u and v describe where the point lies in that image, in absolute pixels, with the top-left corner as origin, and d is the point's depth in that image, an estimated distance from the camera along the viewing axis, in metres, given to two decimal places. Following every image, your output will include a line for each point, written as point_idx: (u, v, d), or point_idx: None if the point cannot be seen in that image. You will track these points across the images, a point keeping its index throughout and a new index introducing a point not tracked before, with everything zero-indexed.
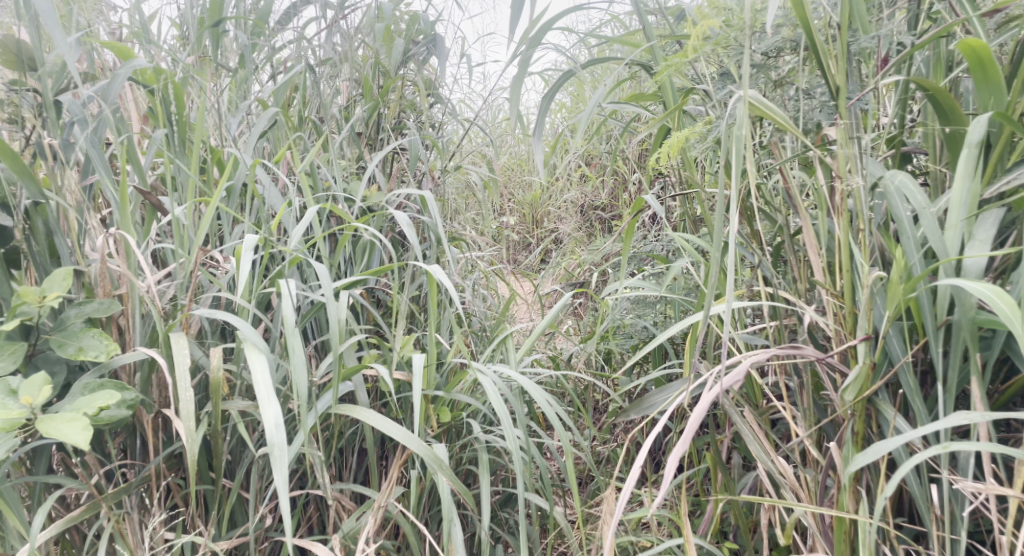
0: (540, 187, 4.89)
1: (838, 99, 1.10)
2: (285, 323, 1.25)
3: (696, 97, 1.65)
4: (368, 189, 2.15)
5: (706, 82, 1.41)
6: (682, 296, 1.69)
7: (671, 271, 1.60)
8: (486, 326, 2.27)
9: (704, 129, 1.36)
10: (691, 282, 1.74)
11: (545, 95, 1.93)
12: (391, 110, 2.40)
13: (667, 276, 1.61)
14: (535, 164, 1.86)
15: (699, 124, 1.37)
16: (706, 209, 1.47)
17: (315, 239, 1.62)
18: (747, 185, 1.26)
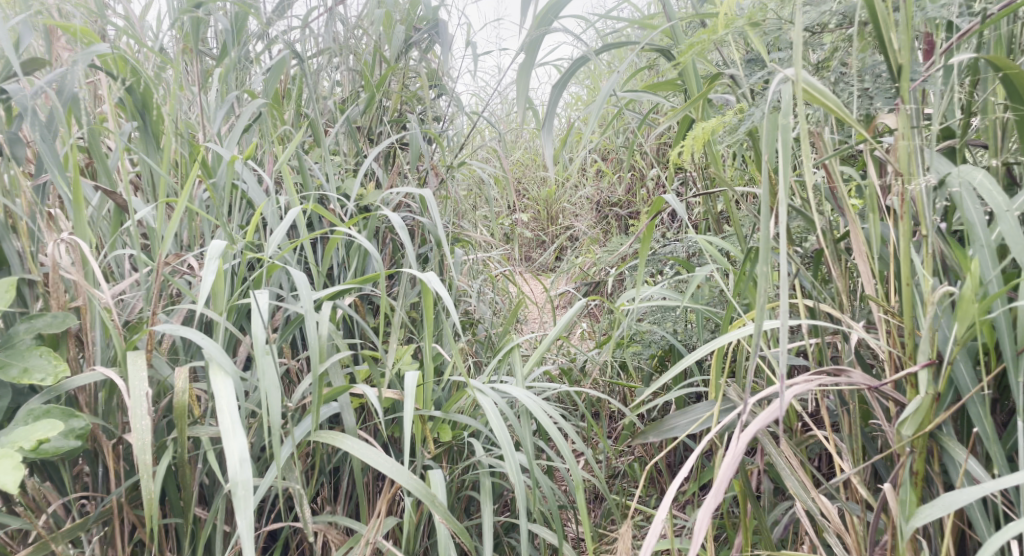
0: (554, 183, 4.74)
1: (896, 81, 0.94)
2: (257, 341, 1.11)
3: (722, 84, 1.49)
4: (366, 186, 2.01)
5: (735, 66, 1.25)
6: (705, 304, 1.53)
7: (695, 278, 1.43)
8: (492, 333, 2.12)
9: (734, 119, 1.20)
10: (715, 289, 1.57)
11: (556, 84, 1.76)
12: (392, 102, 2.25)
13: (690, 285, 1.44)
14: (545, 160, 1.71)
15: (728, 113, 1.20)
16: (735, 209, 1.31)
17: (299, 243, 1.46)
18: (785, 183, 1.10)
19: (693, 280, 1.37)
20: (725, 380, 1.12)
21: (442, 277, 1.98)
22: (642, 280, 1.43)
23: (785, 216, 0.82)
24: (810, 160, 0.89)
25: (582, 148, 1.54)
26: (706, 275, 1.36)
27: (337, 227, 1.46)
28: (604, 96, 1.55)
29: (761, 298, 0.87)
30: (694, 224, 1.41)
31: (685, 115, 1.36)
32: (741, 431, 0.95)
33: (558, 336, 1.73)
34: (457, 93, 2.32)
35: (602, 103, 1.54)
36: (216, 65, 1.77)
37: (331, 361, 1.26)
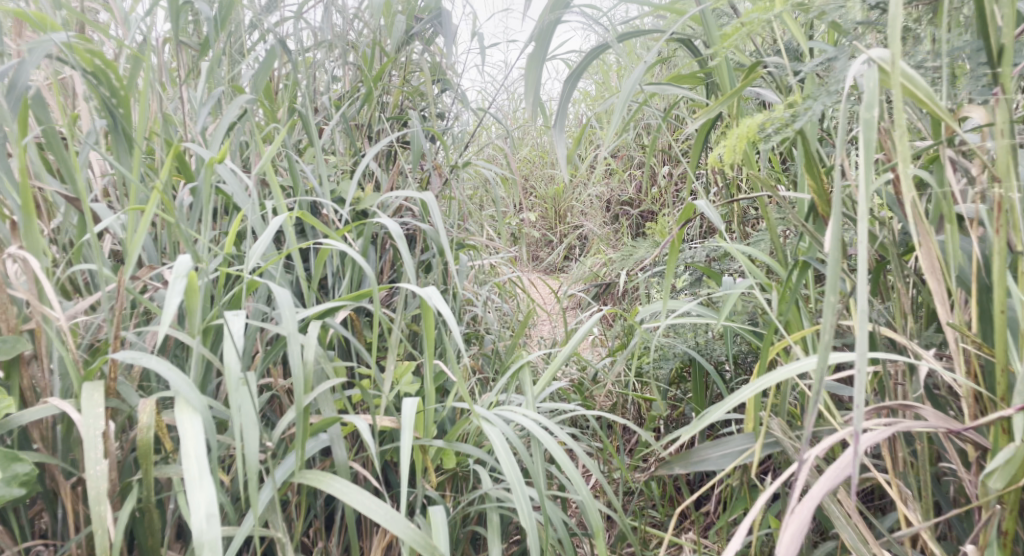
0: (563, 181, 4.60)
1: (996, 66, 0.83)
2: (230, 371, 0.98)
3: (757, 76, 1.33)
4: (363, 189, 1.86)
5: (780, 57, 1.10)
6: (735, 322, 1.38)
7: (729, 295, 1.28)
8: (500, 345, 1.98)
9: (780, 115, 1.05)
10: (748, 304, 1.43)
11: (570, 76, 1.61)
12: (392, 97, 2.10)
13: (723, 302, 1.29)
14: (558, 160, 1.55)
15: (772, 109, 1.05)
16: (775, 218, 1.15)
17: (285, 253, 1.31)
18: (841, 189, 0.95)
19: (728, 295, 1.22)
20: (773, 427, 0.98)
21: (446, 286, 1.84)
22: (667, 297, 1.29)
23: (864, 234, 0.67)
24: (905, 162, 0.75)
25: (605, 150, 1.34)
26: (742, 289, 1.21)
27: (329, 237, 1.32)
28: (632, 87, 1.36)
29: (828, 330, 0.72)
30: (727, 233, 1.26)
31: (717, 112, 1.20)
32: (804, 502, 0.80)
33: (572, 353, 1.58)
34: (463, 89, 2.17)
35: (629, 95, 1.36)
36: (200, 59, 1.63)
37: (319, 391, 1.11)
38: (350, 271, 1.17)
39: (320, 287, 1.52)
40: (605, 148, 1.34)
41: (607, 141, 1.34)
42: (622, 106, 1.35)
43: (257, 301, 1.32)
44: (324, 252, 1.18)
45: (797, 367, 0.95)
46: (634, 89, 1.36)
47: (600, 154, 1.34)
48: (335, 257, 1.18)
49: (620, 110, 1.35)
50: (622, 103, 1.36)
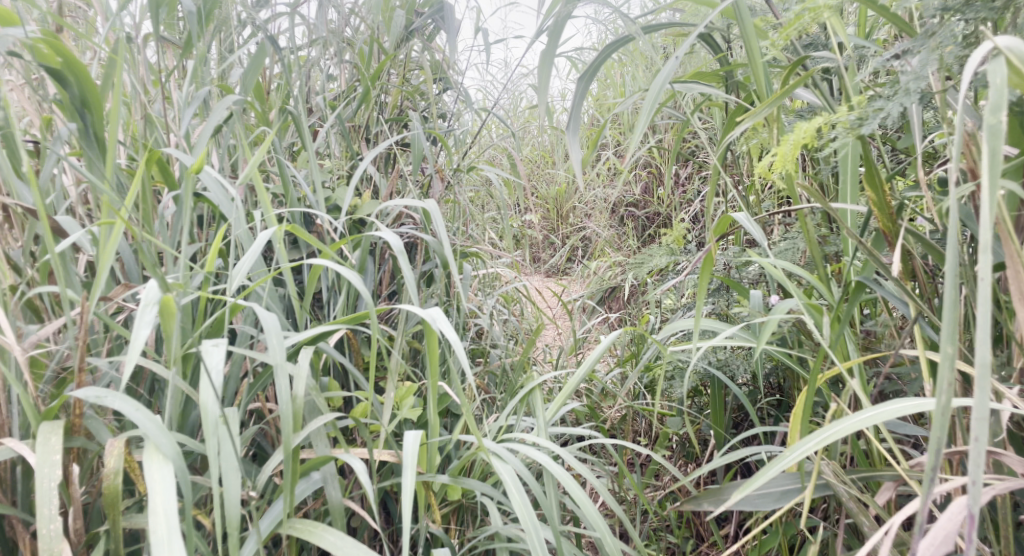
0: (565, 182, 4.47)
1: None
2: (207, 412, 0.85)
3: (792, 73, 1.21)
4: (361, 194, 1.74)
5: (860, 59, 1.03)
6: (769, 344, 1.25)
7: (769, 320, 1.14)
8: (506, 360, 1.86)
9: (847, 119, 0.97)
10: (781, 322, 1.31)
11: (585, 74, 1.48)
12: (391, 97, 1.98)
13: (763, 327, 1.15)
14: (572, 165, 1.43)
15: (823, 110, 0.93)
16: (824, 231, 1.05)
17: (273, 270, 1.19)
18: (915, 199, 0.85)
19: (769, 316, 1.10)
20: (836, 488, 0.85)
21: (449, 298, 1.72)
22: (694, 322, 1.17)
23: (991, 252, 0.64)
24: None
25: (631, 158, 1.21)
26: (784, 309, 1.09)
27: (323, 253, 1.20)
28: (661, 86, 1.24)
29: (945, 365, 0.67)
30: (767, 248, 1.16)
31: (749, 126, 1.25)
32: None
33: (588, 375, 1.46)
34: (466, 88, 2.05)
35: (658, 95, 1.23)
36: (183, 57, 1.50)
37: (310, 427, 0.99)
38: (344, 291, 1.05)
39: (313, 303, 1.40)
40: (631, 154, 1.21)
41: (634, 145, 1.21)
42: (653, 106, 1.23)
43: (244, 323, 1.20)
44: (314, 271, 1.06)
45: (867, 418, 0.87)
46: (666, 86, 1.23)
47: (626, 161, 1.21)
48: (326, 277, 1.07)
49: (649, 109, 1.23)
50: (653, 101, 1.23)
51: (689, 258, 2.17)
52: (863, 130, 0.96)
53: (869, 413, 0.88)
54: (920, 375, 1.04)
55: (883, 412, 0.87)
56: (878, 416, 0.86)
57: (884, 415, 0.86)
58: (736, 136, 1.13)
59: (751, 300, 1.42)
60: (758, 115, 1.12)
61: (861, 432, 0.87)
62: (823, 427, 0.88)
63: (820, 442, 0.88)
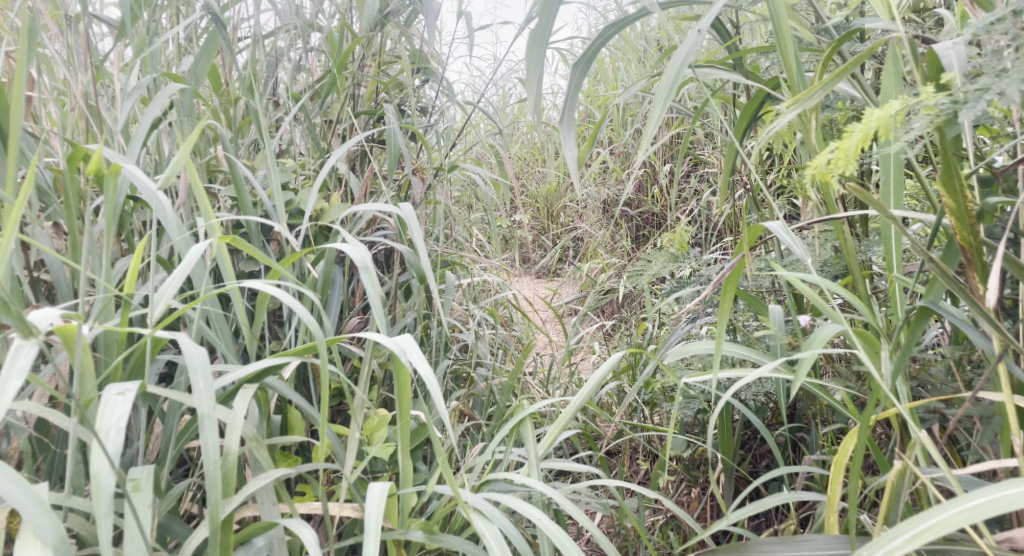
0: (556, 180, 4.29)
1: None
2: (100, 485, 0.69)
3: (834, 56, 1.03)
4: (330, 197, 1.56)
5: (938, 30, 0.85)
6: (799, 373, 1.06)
7: (818, 336, 0.93)
8: (495, 380, 1.68)
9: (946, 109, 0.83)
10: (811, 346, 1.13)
11: (582, 59, 1.30)
12: (366, 89, 1.79)
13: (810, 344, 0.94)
14: (568, 165, 1.25)
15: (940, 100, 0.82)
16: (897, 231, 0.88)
17: (215, 291, 0.99)
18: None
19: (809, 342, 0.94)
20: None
21: (430, 314, 1.54)
22: (716, 352, 1.00)
23: None
24: None
25: (641, 158, 1.02)
26: (827, 336, 0.92)
27: (273, 265, 1.02)
28: (678, 69, 1.05)
29: None
30: (806, 262, 1.00)
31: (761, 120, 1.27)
32: None
33: (587, 402, 1.28)
34: (448, 80, 1.86)
35: (675, 80, 1.05)
36: (125, 43, 1.32)
37: (246, 491, 0.81)
38: (289, 316, 0.87)
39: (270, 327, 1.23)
40: (642, 152, 1.02)
41: (648, 141, 1.02)
42: (673, 91, 1.04)
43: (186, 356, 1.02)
44: (250, 292, 0.88)
45: (977, 508, 0.71)
46: (686, 66, 1.04)
47: (633, 163, 1.02)
48: (266, 299, 0.88)
49: (667, 95, 1.04)
50: (672, 86, 1.04)
51: (692, 265, 1.99)
52: (958, 122, 0.82)
53: (977, 502, 0.72)
54: (992, 420, 0.87)
55: (998, 500, 0.72)
56: (994, 506, 0.71)
57: (1002, 503, 0.71)
58: (775, 128, 0.95)
59: (769, 315, 1.25)
60: (806, 101, 0.96)
61: (968, 525, 0.71)
62: (919, 521, 0.72)
63: (915, 537, 0.72)
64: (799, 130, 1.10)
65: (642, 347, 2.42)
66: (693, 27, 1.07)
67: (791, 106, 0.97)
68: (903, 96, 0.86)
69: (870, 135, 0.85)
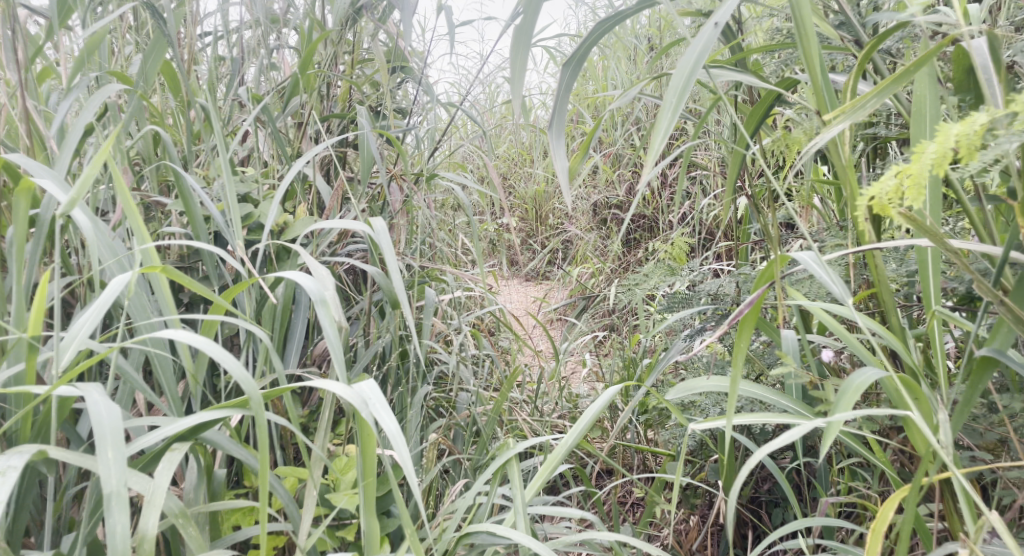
0: (544, 181, 4.14)
1: None
2: None
3: (871, 57, 0.90)
4: (297, 211, 1.42)
5: None
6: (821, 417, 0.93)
7: (855, 384, 0.83)
8: (477, 407, 1.54)
9: None
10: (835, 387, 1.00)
11: (575, 56, 1.16)
12: (339, 91, 1.65)
13: (846, 392, 0.83)
14: (560, 176, 1.11)
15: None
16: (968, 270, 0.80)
17: (143, 333, 0.86)
18: None
19: (840, 391, 0.83)
20: None
21: (405, 339, 1.41)
22: (733, 401, 0.88)
23: None
24: None
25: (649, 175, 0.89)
26: (864, 384, 0.82)
27: (214, 295, 0.89)
28: (692, 68, 0.92)
29: None
30: (845, 302, 0.89)
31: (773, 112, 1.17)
32: None
33: (580, 442, 1.15)
34: (428, 81, 1.73)
35: (687, 81, 0.91)
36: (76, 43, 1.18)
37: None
38: (220, 366, 0.74)
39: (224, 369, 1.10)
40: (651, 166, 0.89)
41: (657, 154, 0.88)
42: (682, 93, 0.91)
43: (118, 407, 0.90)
44: (171, 334, 0.75)
45: None
46: (698, 65, 0.91)
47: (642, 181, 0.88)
48: (193, 343, 0.76)
49: (676, 98, 0.91)
50: (682, 88, 0.91)
51: (689, 279, 1.86)
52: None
53: None
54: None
55: None
56: None
57: None
58: (820, 143, 0.83)
59: (783, 344, 1.13)
60: (856, 111, 0.83)
61: None
62: None
63: None
64: (824, 141, 0.97)
65: (633, 361, 2.29)
66: (705, 21, 0.94)
67: (835, 118, 0.85)
68: (991, 107, 0.74)
69: (944, 156, 0.75)
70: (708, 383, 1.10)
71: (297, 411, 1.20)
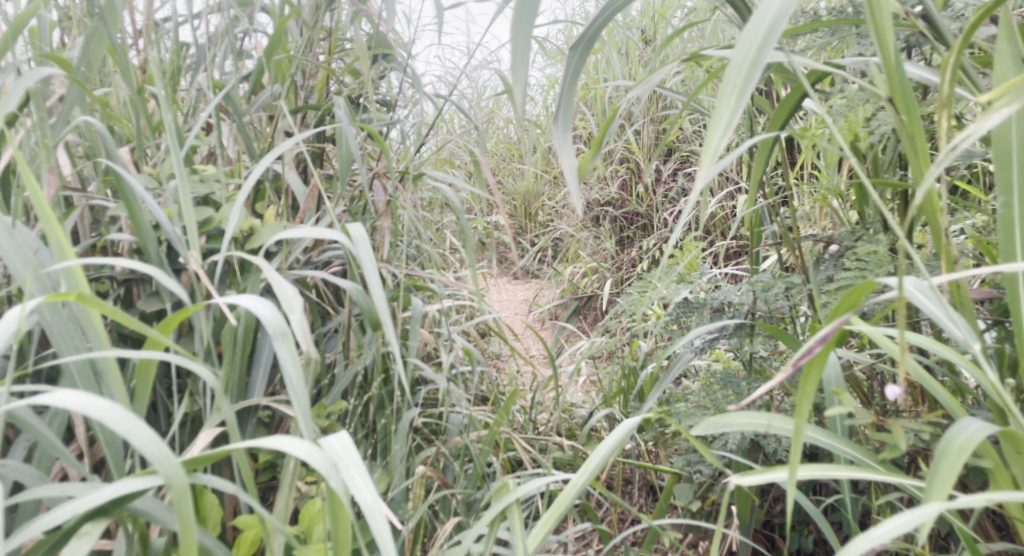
0: (534, 176, 3.98)
1: None
2: None
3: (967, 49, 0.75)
4: (266, 215, 1.26)
5: None
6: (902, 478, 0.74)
7: (953, 447, 0.73)
8: (468, 433, 1.39)
9: None
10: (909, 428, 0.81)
11: (588, 36, 1.00)
12: (316, 83, 1.49)
13: (944, 459, 0.73)
14: (569, 178, 0.96)
15: None
16: None
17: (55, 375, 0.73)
18: None
19: (939, 452, 0.73)
20: None
21: (387, 359, 1.25)
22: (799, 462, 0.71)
23: None
24: None
25: (714, 168, 0.72)
26: (974, 438, 0.73)
27: (148, 328, 0.76)
28: (758, 51, 0.75)
29: None
30: (970, 344, 0.79)
31: (781, 132, 1.11)
32: None
33: (592, 483, 0.99)
34: (414, 70, 1.56)
35: (750, 68, 0.75)
36: (5, 20, 1.03)
37: None
38: (132, 443, 0.65)
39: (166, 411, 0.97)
40: (715, 157, 0.72)
41: (722, 143, 0.72)
42: (745, 71, 0.75)
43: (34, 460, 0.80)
44: (68, 407, 0.64)
45: None
46: (764, 40, 0.76)
47: (710, 174, 0.71)
48: (97, 414, 0.65)
49: (738, 78, 0.75)
50: (745, 65, 0.75)
51: (698, 286, 1.71)
52: None
53: None
54: None
55: None
56: None
57: None
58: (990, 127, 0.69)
59: (822, 369, 0.98)
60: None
61: None
62: None
63: None
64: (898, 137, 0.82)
65: (634, 371, 2.14)
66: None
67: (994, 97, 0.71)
68: None
69: None
70: (757, 422, 0.96)
71: (265, 444, 1.06)
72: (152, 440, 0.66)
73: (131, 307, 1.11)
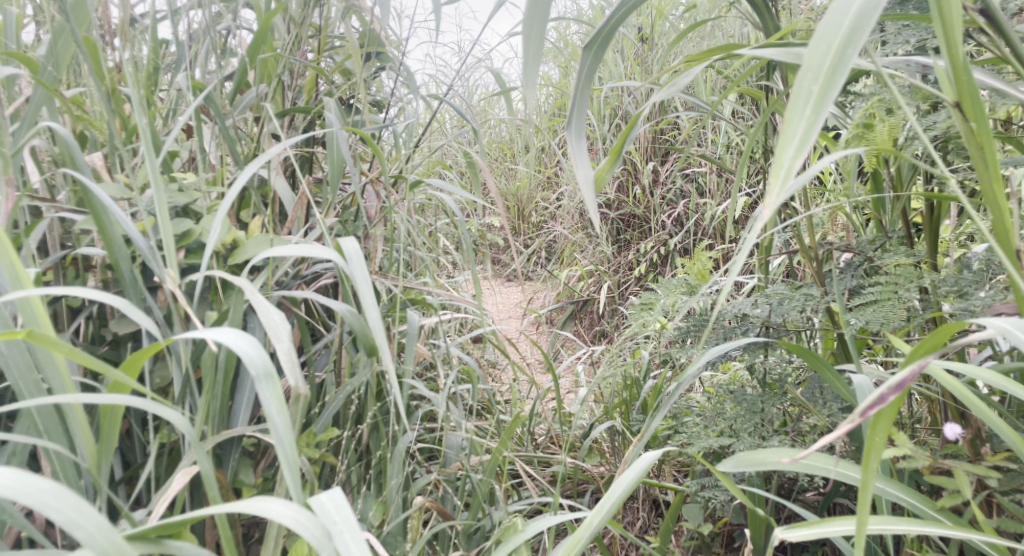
0: (527, 177, 3.88)
1: None
2: None
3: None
4: (251, 226, 1.17)
5: None
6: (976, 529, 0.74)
7: None
8: (467, 456, 1.30)
9: None
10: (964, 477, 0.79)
11: (605, 32, 0.91)
12: (305, 82, 1.40)
13: None
14: (584, 188, 0.87)
15: None
16: None
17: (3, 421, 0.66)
18: None
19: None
20: None
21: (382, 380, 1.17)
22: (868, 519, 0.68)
23: None
24: None
25: (783, 192, 0.66)
26: None
27: (113, 371, 0.70)
28: (844, 56, 0.68)
29: None
30: None
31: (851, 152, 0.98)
32: None
33: (608, 522, 0.92)
34: (409, 69, 1.47)
35: (841, 70, 0.67)
36: None
37: None
38: (74, 533, 0.63)
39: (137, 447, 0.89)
40: (787, 178, 0.66)
41: (796, 162, 0.66)
42: (823, 77, 0.67)
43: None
44: (5, 497, 0.62)
45: None
46: (846, 40, 0.68)
47: (780, 201, 0.65)
48: (34, 501, 0.62)
49: (814, 84, 0.68)
50: (823, 70, 0.68)
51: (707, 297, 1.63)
52: None
53: None
54: None
55: None
56: None
57: None
58: None
59: None
60: None
61: None
62: None
63: None
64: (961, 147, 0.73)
65: (636, 382, 2.05)
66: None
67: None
68: None
69: None
70: (827, 462, 0.93)
71: (249, 477, 0.98)
72: (97, 525, 0.64)
73: (103, 327, 1.03)
